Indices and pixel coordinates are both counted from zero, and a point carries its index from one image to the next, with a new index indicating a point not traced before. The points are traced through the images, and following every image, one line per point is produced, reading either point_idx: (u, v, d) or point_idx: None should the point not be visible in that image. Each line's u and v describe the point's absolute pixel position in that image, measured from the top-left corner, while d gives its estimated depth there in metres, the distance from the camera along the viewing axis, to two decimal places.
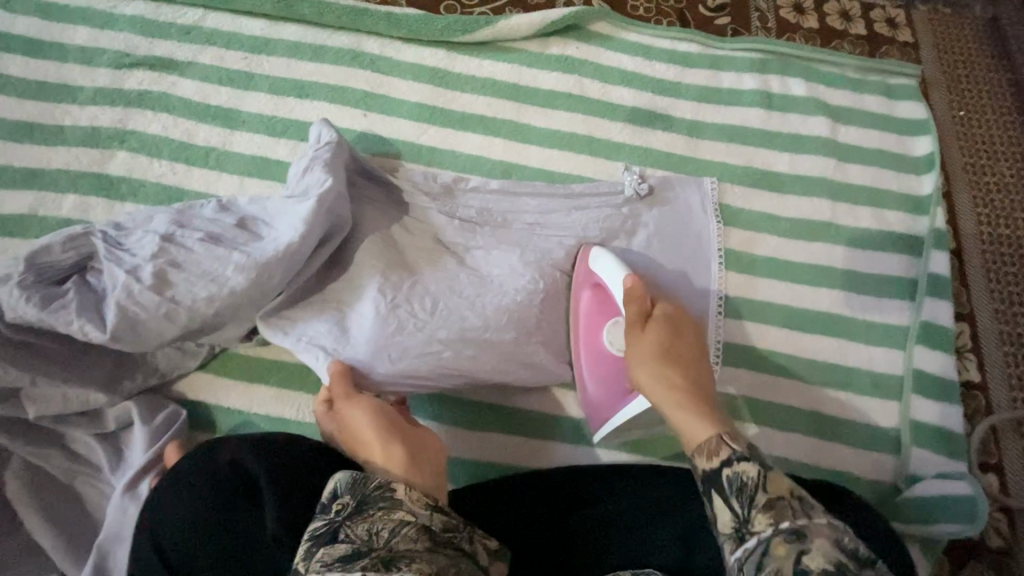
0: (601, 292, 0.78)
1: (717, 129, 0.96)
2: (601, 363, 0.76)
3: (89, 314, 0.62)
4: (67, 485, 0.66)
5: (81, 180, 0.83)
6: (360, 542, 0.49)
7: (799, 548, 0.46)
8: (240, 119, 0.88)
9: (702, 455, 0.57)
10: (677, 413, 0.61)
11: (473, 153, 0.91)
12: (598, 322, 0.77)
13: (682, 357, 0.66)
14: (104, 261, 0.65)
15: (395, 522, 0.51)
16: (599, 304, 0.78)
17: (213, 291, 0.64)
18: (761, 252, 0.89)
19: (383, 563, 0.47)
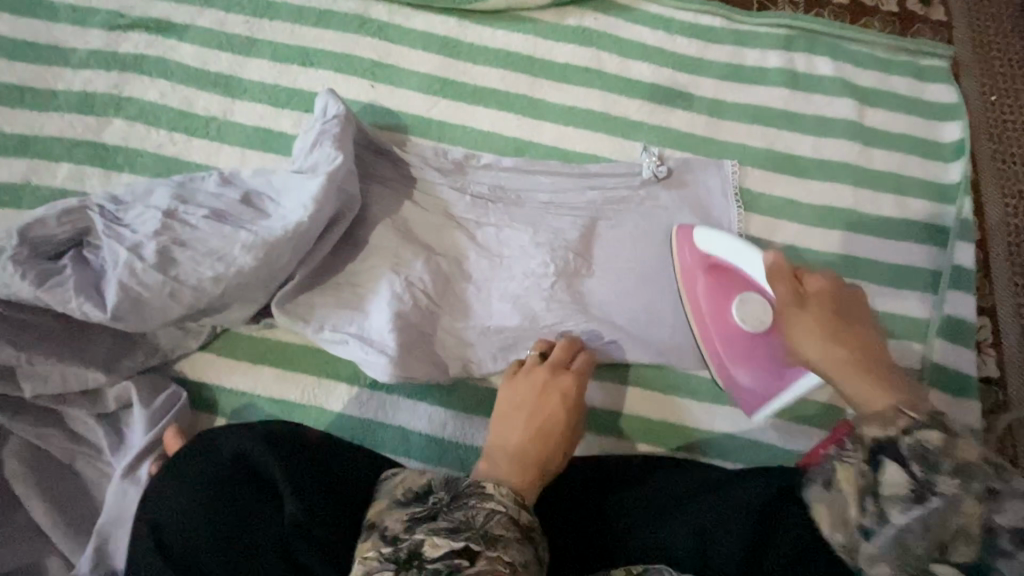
0: (720, 270, 0.76)
1: (740, 109, 0.92)
2: (740, 344, 0.74)
3: (88, 292, 0.60)
4: (67, 466, 0.64)
5: (76, 148, 0.79)
6: (460, 523, 0.50)
7: (991, 507, 0.46)
8: (241, 88, 0.84)
9: (874, 423, 0.50)
10: (861, 386, 0.59)
11: (485, 129, 0.87)
12: (721, 300, 0.75)
13: (852, 340, 0.63)
14: (102, 235, 0.62)
15: (490, 509, 0.51)
16: (716, 283, 0.76)
17: (219, 271, 0.61)
18: (781, 240, 0.86)
19: (482, 542, 0.48)
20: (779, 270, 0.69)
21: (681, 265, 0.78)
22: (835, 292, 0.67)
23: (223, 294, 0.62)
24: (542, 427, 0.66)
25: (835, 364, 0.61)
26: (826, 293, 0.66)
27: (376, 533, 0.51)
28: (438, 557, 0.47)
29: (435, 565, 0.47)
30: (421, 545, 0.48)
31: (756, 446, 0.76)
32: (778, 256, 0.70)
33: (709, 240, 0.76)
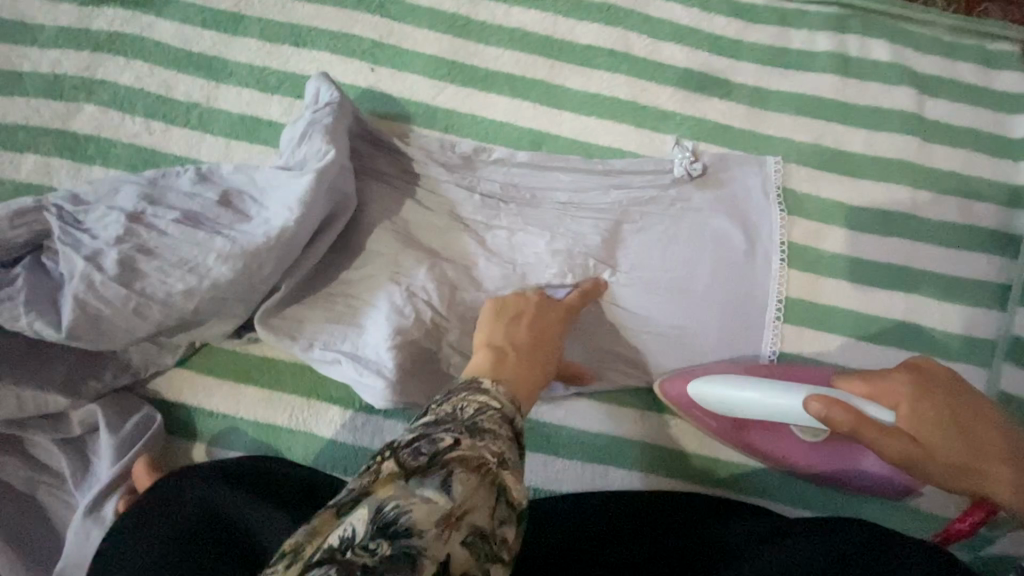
0: (753, 424, 0.67)
1: (784, 98, 0.82)
2: (821, 454, 0.67)
3: (42, 307, 0.52)
4: (25, 497, 0.57)
5: (43, 137, 0.71)
6: (443, 415, 0.39)
7: None
8: (226, 71, 0.75)
9: None
10: (1009, 485, 0.56)
11: (497, 120, 0.78)
12: (774, 438, 0.67)
13: (977, 425, 0.57)
14: (59, 241, 0.54)
15: (483, 403, 0.41)
16: (758, 431, 0.67)
17: (191, 283, 0.54)
18: (828, 248, 0.77)
19: (466, 429, 0.38)
20: (842, 424, 0.55)
21: (710, 430, 0.68)
22: (924, 380, 0.59)
23: (197, 308, 0.55)
24: (532, 341, 0.53)
25: (975, 462, 0.56)
26: (913, 394, 0.58)
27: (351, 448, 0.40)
28: (415, 445, 0.36)
29: (411, 451, 0.36)
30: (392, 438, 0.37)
31: (789, 483, 0.69)
32: (824, 397, 0.56)
33: (707, 395, 0.63)
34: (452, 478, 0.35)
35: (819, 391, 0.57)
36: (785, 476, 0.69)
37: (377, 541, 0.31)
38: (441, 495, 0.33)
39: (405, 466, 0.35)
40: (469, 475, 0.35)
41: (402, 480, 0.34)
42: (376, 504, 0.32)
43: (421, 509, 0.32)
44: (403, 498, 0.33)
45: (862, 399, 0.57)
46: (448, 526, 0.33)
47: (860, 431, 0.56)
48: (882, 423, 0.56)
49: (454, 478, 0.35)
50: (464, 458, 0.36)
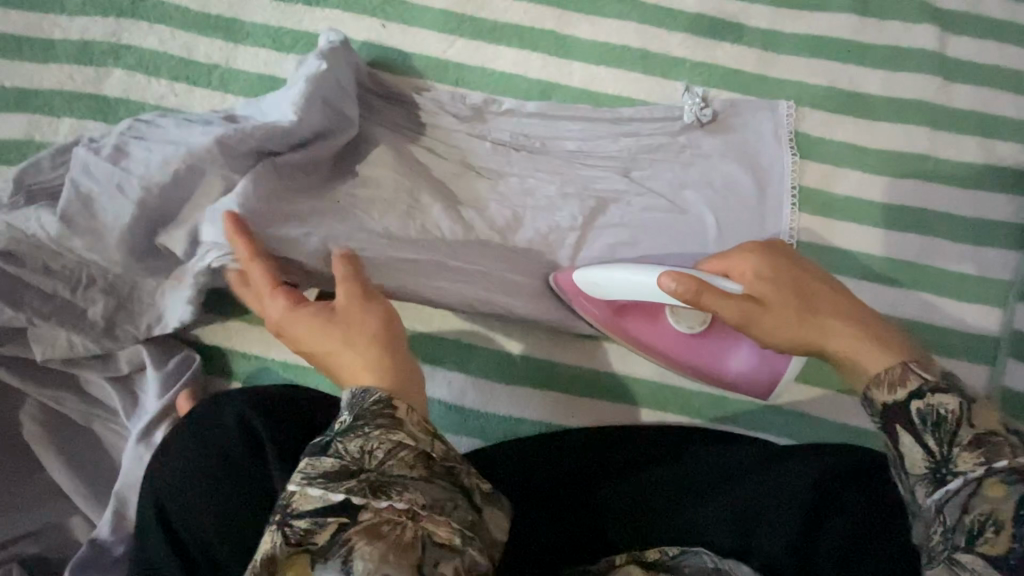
0: (630, 307, 0.66)
1: (797, 41, 0.80)
2: (692, 348, 0.66)
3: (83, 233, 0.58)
4: (85, 428, 0.63)
5: (77, 102, 0.75)
6: (349, 461, 0.40)
7: (1023, 491, 0.37)
8: (244, 32, 0.78)
9: (880, 386, 0.46)
10: (851, 346, 0.51)
11: (507, 71, 0.78)
12: (650, 323, 0.67)
13: (826, 297, 0.54)
14: (101, 189, 0.58)
15: (393, 444, 0.41)
16: (637, 321, 0.66)
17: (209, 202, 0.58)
18: (841, 191, 0.77)
19: (366, 490, 0.39)
20: (686, 292, 0.55)
21: (594, 320, 0.67)
22: (771, 253, 0.58)
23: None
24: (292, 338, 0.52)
25: (811, 336, 0.53)
26: (762, 270, 0.57)
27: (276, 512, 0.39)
28: (316, 524, 0.38)
29: (308, 534, 0.38)
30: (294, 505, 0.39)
31: (806, 420, 0.69)
32: (674, 273, 0.56)
33: (593, 282, 0.64)
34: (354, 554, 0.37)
35: (677, 269, 0.57)
36: (801, 414, 0.69)
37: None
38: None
39: (312, 550, 0.38)
40: (374, 546, 0.38)
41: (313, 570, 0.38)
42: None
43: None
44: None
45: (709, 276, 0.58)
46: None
47: (701, 297, 0.55)
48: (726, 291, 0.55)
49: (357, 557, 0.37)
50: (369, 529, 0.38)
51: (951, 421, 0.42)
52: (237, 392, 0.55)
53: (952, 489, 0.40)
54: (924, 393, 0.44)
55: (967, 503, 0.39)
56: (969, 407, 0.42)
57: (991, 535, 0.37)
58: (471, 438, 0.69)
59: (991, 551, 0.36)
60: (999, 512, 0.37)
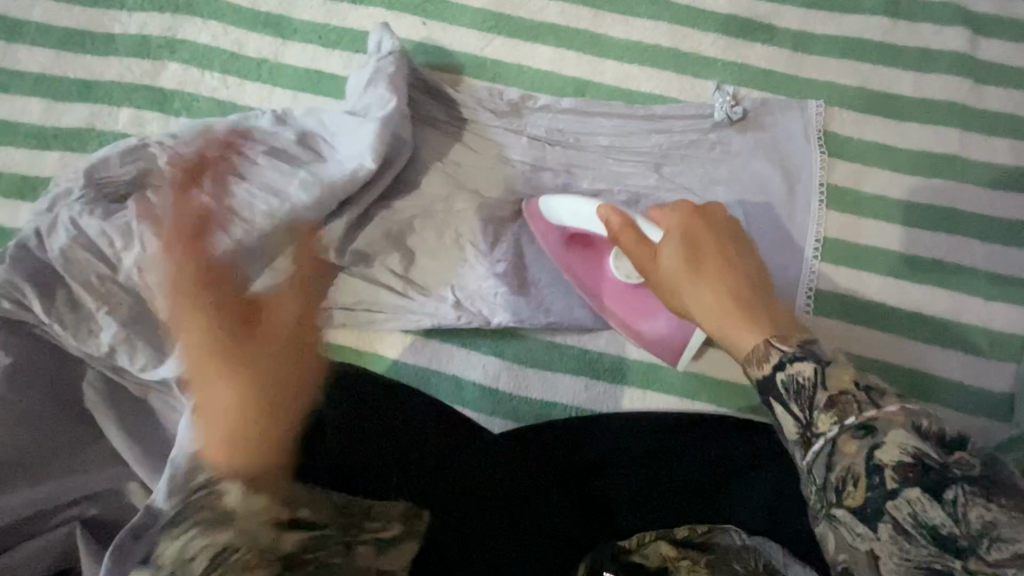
0: (579, 240, 0.70)
1: (827, 42, 0.82)
2: (623, 298, 0.69)
3: (145, 218, 0.61)
4: (141, 399, 0.67)
5: (135, 93, 0.80)
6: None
7: (870, 445, 0.39)
8: (292, 28, 0.81)
9: (753, 363, 0.45)
10: (715, 308, 0.49)
11: (542, 69, 0.81)
12: (596, 260, 0.70)
13: (726, 266, 0.51)
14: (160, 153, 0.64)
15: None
16: (584, 258, 0.70)
17: (295, 199, 0.64)
18: (869, 189, 0.78)
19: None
20: (613, 226, 0.59)
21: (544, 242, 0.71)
22: (691, 214, 0.55)
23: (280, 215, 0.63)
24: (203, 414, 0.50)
25: (682, 294, 0.52)
26: (677, 227, 0.54)
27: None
28: None
29: None
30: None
31: None
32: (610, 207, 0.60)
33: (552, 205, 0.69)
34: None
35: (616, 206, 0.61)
36: None
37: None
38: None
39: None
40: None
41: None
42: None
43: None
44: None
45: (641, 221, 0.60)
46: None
47: (619, 236, 0.58)
48: (644, 238, 0.57)
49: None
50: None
51: (805, 395, 0.42)
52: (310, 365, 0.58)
53: (816, 450, 0.40)
54: (785, 363, 0.44)
55: (827, 464, 0.40)
56: (824, 370, 0.42)
57: (851, 490, 0.39)
58: (504, 420, 0.70)
59: (853, 505, 0.38)
60: (853, 468, 0.39)
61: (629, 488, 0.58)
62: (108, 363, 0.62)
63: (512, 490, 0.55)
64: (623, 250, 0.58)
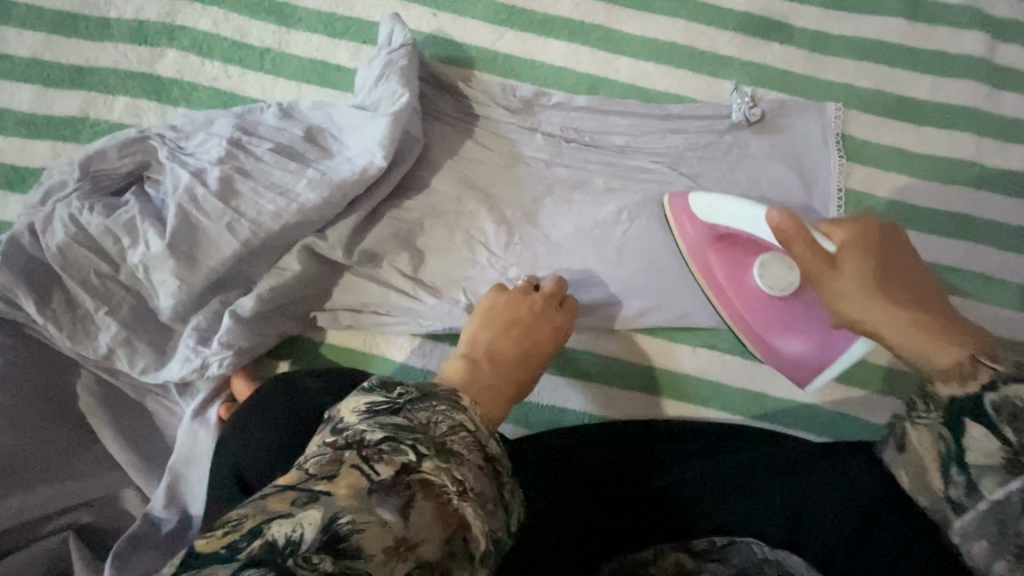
0: (729, 242, 0.66)
1: (846, 43, 0.80)
2: (761, 306, 0.66)
3: (144, 213, 0.58)
4: (138, 403, 0.63)
5: (131, 80, 0.76)
6: (417, 424, 0.40)
7: None
8: (296, 16, 0.78)
9: (946, 378, 0.44)
10: (904, 326, 0.48)
11: (555, 65, 0.79)
12: (740, 263, 0.66)
13: (911, 291, 0.51)
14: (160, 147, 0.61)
15: (457, 423, 0.42)
16: (731, 255, 0.66)
17: (300, 180, 0.60)
18: (886, 194, 0.77)
19: (434, 449, 0.38)
20: (784, 229, 0.54)
21: (686, 242, 0.68)
22: (879, 233, 0.55)
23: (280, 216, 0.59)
24: None
25: (864, 311, 0.51)
26: (856, 243, 0.54)
27: (325, 426, 0.41)
28: None
29: None
30: (361, 435, 0.38)
31: (849, 421, 0.70)
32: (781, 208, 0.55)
33: (698, 202, 0.65)
34: (413, 503, 0.35)
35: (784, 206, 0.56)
36: (846, 415, 0.70)
37: (322, 554, 0.30)
38: (397, 521, 0.34)
39: (374, 478, 0.35)
40: (428, 504, 0.35)
41: (365, 495, 0.34)
42: (334, 510, 0.32)
43: (373, 533, 0.32)
44: (359, 514, 0.33)
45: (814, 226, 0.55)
46: (397, 554, 0.33)
47: (790, 242, 0.54)
48: (819, 244, 0.54)
49: (414, 504, 0.35)
50: (425, 484, 0.36)
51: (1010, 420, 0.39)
52: (313, 371, 0.56)
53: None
54: (999, 385, 0.41)
55: None
56: None
57: None
58: (514, 427, 0.69)
59: None
60: None
61: (655, 490, 0.56)
62: (105, 363, 0.60)
63: (552, 508, 0.54)
64: (794, 256, 0.55)
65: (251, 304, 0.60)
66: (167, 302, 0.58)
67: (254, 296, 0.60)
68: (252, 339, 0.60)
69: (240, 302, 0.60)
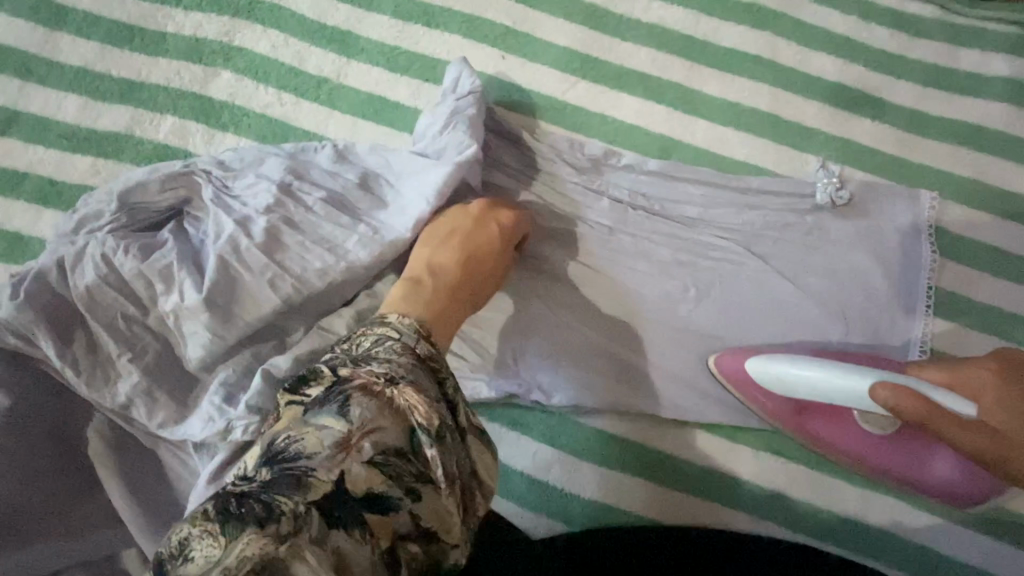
0: (813, 407, 0.61)
1: (944, 125, 0.74)
2: (875, 450, 0.61)
3: (181, 258, 0.54)
4: (151, 454, 0.59)
5: (181, 100, 0.73)
6: (344, 350, 0.41)
7: None
8: (358, 47, 0.74)
9: None
10: None
11: (627, 121, 0.74)
12: (835, 423, 0.61)
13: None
14: (203, 185, 0.57)
15: (382, 337, 0.42)
16: (821, 413, 0.61)
17: (351, 235, 0.55)
18: (979, 297, 0.70)
19: (350, 362, 0.40)
20: (908, 412, 0.53)
21: (769, 413, 0.62)
22: (1005, 374, 0.57)
23: (325, 273, 0.54)
24: None
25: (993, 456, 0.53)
26: (988, 397, 0.56)
27: None
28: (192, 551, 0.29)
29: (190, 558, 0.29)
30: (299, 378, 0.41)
31: (926, 553, 0.62)
32: (894, 385, 0.53)
33: (769, 375, 0.60)
34: (349, 401, 0.36)
35: (892, 377, 0.54)
36: (920, 545, 0.62)
37: (262, 468, 0.33)
38: (337, 420, 0.35)
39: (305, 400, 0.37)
40: (364, 398, 0.36)
41: (301, 416, 0.36)
42: (272, 438, 0.35)
43: (311, 436, 0.34)
44: (295, 430, 0.35)
45: (937, 389, 0.53)
46: (343, 447, 0.34)
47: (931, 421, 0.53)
48: (960, 416, 0.53)
49: (350, 401, 0.36)
50: (359, 384, 0.37)
51: None
52: None
53: None
54: None
55: None
56: None
57: None
58: (552, 523, 0.64)
59: None
60: None
61: None
62: (120, 412, 0.55)
63: None
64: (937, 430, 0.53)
65: (285, 364, 0.53)
66: (194, 354, 0.53)
67: (291, 355, 0.54)
68: None
69: (275, 360, 0.54)
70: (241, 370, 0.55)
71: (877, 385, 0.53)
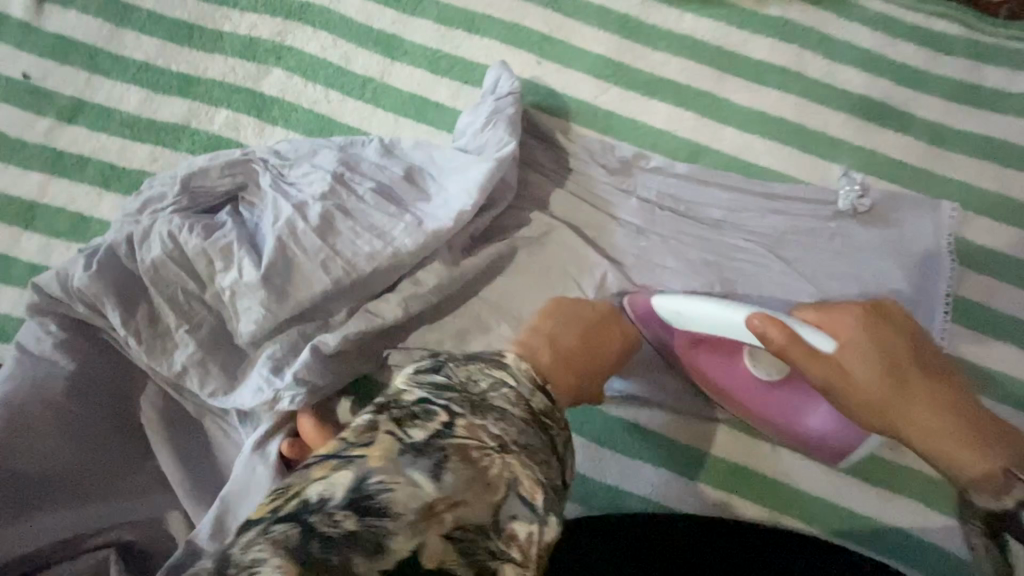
0: (711, 342, 0.63)
1: (968, 139, 0.76)
2: (755, 395, 0.62)
3: (239, 238, 0.58)
4: (199, 424, 0.62)
5: (235, 94, 0.77)
6: (455, 384, 0.42)
7: None
8: (403, 49, 0.78)
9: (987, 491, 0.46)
10: (940, 436, 0.49)
11: (656, 127, 0.77)
12: (727, 360, 0.63)
13: (943, 380, 0.51)
14: (259, 172, 0.61)
15: (496, 383, 0.44)
16: (717, 347, 0.63)
17: (398, 223, 0.59)
18: (999, 307, 0.71)
19: (469, 406, 0.41)
20: (772, 342, 0.53)
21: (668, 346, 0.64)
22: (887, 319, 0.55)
23: (372, 258, 0.57)
24: None
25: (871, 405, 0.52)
26: (866, 338, 0.53)
27: None
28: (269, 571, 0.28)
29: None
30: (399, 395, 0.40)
31: (941, 554, 0.64)
32: (767, 317, 0.53)
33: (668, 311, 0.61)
34: (446, 463, 0.36)
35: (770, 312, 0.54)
36: (936, 546, 0.64)
37: (346, 512, 0.32)
38: (430, 481, 0.35)
39: (406, 441, 0.36)
40: (461, 466, 0.36)
41: (396, 457, 0.35)
42: (368, 469, 0.34)
43: (404, 490, 0.33)
44: (391, 474, 0.34)
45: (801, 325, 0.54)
46: (430, 512, 0.34)
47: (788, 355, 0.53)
48: (820, 353, 0.52)
49: (447, 466, 0.36)
50: (458, 447, 0.37)
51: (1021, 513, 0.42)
52: None
53: None
54: None
55: None
56: None
57: None
58: (573, 506, 0.66)
59: None
60: None
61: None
62: (175, 381, 0.59)
63: None
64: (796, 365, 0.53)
65: (334, 343, 0.57)
66: (247, 329, 0.57)
67: (339, 334, 0.58)
68: (326, 378, 0.58)
69: (324, 337, 0.58)
70: (289, 346, 0.58)
71: (755, 314, 0.54)
